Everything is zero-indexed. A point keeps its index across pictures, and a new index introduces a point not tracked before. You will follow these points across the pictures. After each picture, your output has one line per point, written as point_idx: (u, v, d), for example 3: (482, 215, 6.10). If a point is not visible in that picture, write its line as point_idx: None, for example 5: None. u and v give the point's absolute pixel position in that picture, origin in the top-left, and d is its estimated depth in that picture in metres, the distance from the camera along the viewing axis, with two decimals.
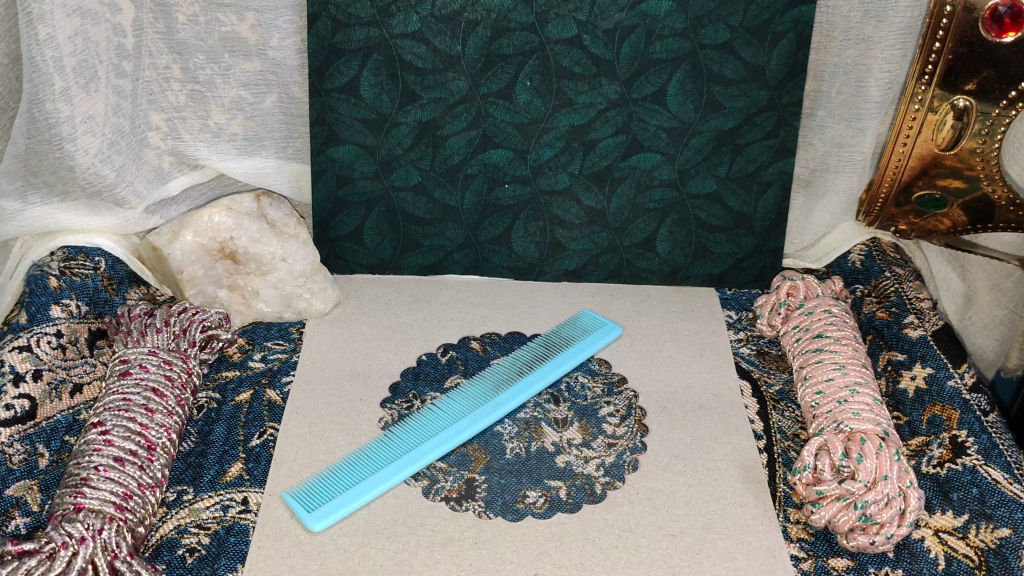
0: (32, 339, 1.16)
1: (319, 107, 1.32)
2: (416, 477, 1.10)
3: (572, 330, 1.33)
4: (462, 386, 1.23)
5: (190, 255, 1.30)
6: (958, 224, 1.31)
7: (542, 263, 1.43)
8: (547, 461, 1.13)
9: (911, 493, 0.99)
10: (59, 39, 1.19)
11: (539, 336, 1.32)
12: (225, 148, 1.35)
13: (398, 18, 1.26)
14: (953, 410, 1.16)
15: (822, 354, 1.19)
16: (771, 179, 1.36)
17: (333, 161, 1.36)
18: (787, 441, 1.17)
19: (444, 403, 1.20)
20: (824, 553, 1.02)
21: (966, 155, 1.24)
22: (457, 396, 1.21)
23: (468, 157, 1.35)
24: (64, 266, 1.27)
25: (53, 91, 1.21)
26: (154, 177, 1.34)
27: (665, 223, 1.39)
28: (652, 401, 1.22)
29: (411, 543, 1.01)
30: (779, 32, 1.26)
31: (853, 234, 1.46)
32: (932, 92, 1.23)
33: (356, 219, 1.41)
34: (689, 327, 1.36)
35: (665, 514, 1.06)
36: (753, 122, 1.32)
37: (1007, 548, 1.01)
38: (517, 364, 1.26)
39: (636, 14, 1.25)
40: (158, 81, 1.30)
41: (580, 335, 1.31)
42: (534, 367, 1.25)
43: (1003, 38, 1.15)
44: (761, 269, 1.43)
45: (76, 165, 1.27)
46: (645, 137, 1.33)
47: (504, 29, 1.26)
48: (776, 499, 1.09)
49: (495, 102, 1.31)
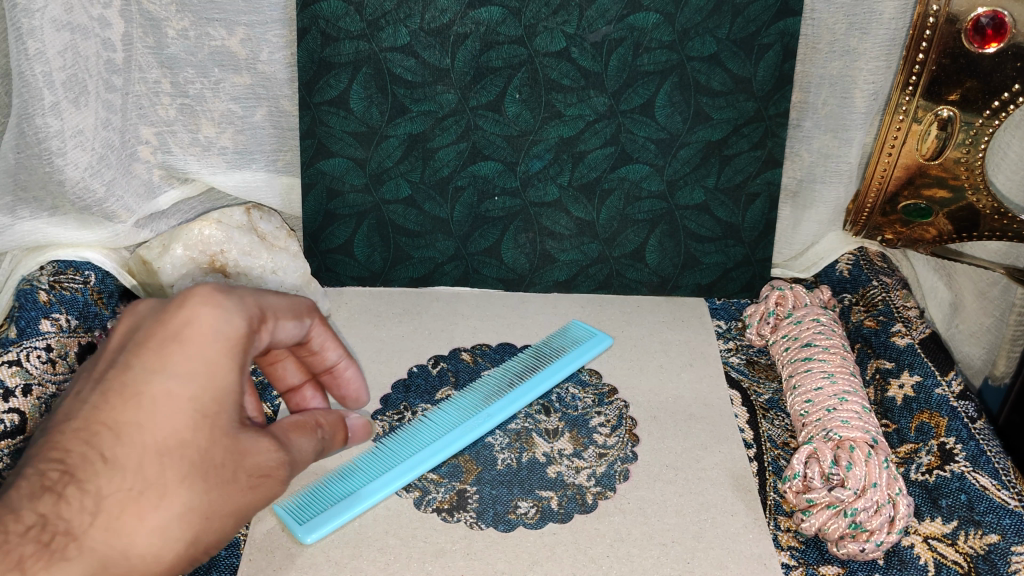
0: (22, 353, 1.16)
1: (309, 120, 1.33)
2: (407, 488, 1.10)
3: (562, 341, 1.33)
4: (451, 398, 1.24)
5: (180, 269, 1.31)
6: (944, 233, 1.32)
7: (532, 274, 1.44)
8: (539, 471, 1.13)
9: (899, 500, 1.00)
10: (48, 54, 1.19)
11: (529, 347, 1.33)
12: (215, 161, 1.37)
13: (387, 32, 1.27)
14: (940, 417, 1.17)
15: (811, 362, 1.19)
16: (759, 190, 1.37)
17: (323, 174, 1.37)
18: (776, 449, 1.18)
19: (433, 415, 1.20)
20: (815, 561, 1.03)
21: (950, 165, 1.25)
22: (448, 407, 1.21)
23: (458, 169, 1.36)
24: (54, 280, 1.26)
25: (43, 105, 1.22)
26: (145, 191, 1.35)
27: (654, 233, 1.40)
28: (642, 412, 1.23)
29: (401, 555, 1.01)
30: (765, 44, 1.27)
31: (841, 243, 1.47)
32: (916, 103, 1.24)
33: (347, 231, 1.41)
34: (679, 337, 1.37)
35: (655, 523, 1.06)
36: (740, 133, 1.33)
37: (996, 554, 1.01)
38: (508, 375, 1.26)
39: (624, 26, 1.25)
40: (149, 95, 1.31)
41: (571, 345, 1.32)
42: (524, 378, 1.25)
43: (986, 49, 1.16)
44: (750, 278, 1.44)
45: (65, 180, 1.27)
46: (634, 149, 1.33)
47: (492, 42, 1.27)
48: (766, 507, 1.09)
49: (484, 115, 1.32)
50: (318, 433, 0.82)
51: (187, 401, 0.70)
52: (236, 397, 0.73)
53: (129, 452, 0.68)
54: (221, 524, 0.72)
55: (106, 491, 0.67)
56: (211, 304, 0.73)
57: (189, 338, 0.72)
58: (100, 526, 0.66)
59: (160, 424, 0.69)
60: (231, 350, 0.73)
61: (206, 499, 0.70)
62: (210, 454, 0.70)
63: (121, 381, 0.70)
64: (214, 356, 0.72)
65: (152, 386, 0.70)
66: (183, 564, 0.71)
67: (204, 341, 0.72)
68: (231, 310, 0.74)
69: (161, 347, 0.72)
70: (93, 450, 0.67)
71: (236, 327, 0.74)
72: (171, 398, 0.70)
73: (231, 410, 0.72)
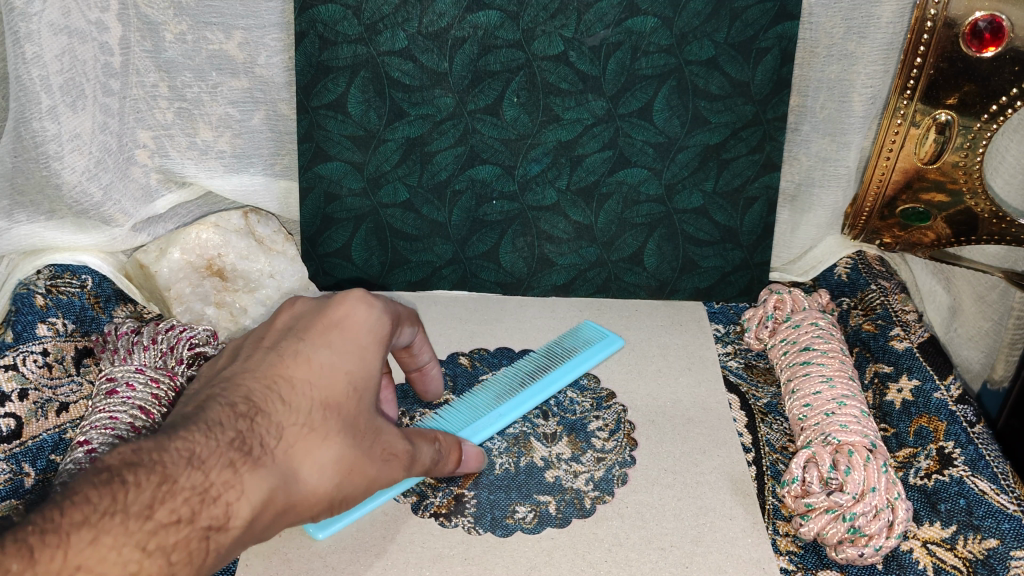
0: (18, 357, 1.16)
1: (307, 124, 1.33)
2: (404, 493, 1.10)
3: (573, 342, 1.33)
4: (465, 395, 1.24)
5: (179, 272, 1.30)
6: (943, 237, 1.32)
7: (530, 278, 1.44)
8: (536, 475, 1.13)
9: (898, 504, 1.00)
10: (46, 58, 1.20)
11: (541, 347, 1.33)
12: (213, 165, 1.37)
13: (386, 35, 1.27)
14: (940, 422, 1.17)
15: (810, 366, 1.19)
16: (758, 194, 1.37)
17: (321, 177, 1.36)
18: (775, 453, 1.17)
19: (450, 410, 1.21)
20: (814, 565, 1.03)
21: (948, 169, 1.25)
22: (459, 405, 1.21)
23: (456, 173, 1.35)
24: (51, 284, 1.26)
25: (40, 109, 1.22)
26: (142, 195, 1.35)
27: (653, 237, 1.40)
28: (641, 416, 1.22)
29: (399, 559, 1.01)
30: (763, 48, 1.27)
31: (839, 247, 1.48)
32: (915, 106, 1.24)
33: (345, 235, 1.41)
34: (677, 340, 1.37)
35: (654, 527, 1.06)
36: (739, 137, 1.33)
37: (996, 558, 1.01)
38: (520, 373, 1.27)
39: (621, 31, 1.25)
40: (146, 99, 1.31)
41: (583, 346, 1.32)
42: (535, 378, 1.25)
43: (983, 53, 1.15)
44: (749, 282, 1.43)
45: (63, 183, 1.27)
46: (632, 153, 1.33)
47: (491, 46, 1.27)
48: (765, 512, 1.09)
49: (482, 118, 1.32)
50: (435, 444, 0.96)
51: (344, 374, 0.85)
52: (375, 382, 0.88)
53: (302, 400, 0.82)
54: (358, 479, 0.86)
55: (286, 426, 0.79)
56: (365, 302, 0.90)
57: (345, 325, 0.88)
58: (283, 448, 0.79)
59: (327, 387, 0.84)
60: (378, 341, 0.90)
61: (352, 453, 0.85)
62: (356, 420, 0.85)
63: (293, 346, 0.85)
64: (367, 344, 0.89)
65: (319, 355, 0.85)
66: (321, 506, 0.83)
67: (357, 327, 0.89)
68: (377, 311, 0.91)
69: (322, 330, 0.87)
70: (276, 394, 0.81)
71: (381, 324, 0.91)
72: (333, 368, 0.85)
73: (371, 394, 0.88)
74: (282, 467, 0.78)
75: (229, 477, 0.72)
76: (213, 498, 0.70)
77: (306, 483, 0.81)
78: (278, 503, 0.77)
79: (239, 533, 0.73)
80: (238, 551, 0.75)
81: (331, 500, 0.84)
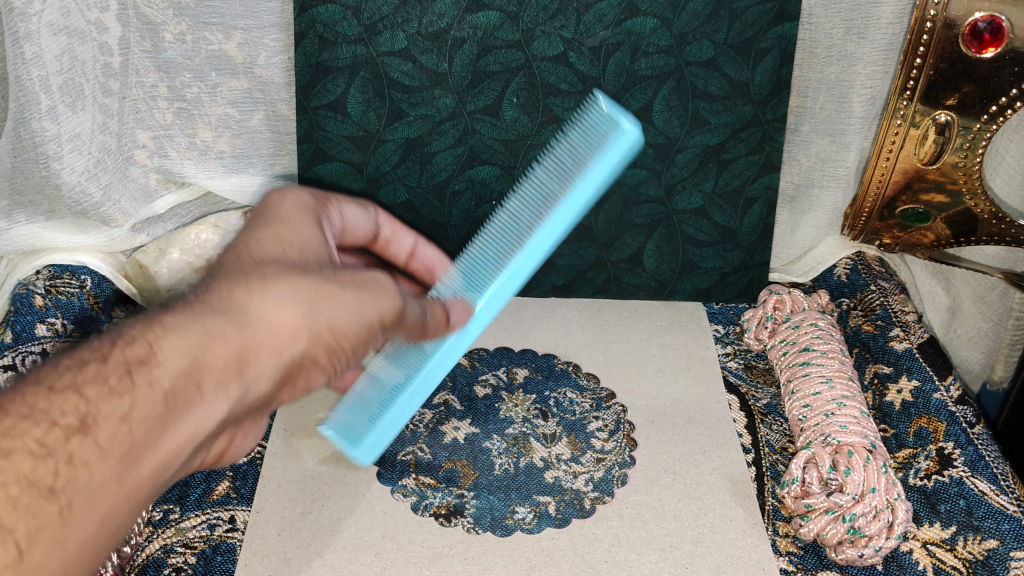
0: (18, 358, 1.16)
1: (307, 125, 1.33)
2: (404, 493, 1.10)
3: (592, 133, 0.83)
4: None
5: (178, 272, 1.32)
6: (942, 237, 1.32)
7: (530, 279, 1.43)
8: (536, 476, 1.13)
9: (898, 505, 1.00)
10: (45, 58, 1.19)
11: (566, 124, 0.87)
12: (212, 165, 1.37)
13: (385, 35, 1.27)
14: (940, 422, 1.17)
15: (810, 366, 1.19)
16: (757, 194, 1.37)
17: (321, 178, 1.36)
18: (775, 454, 1.18)
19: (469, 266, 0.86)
20: (813, 566, 1.03)
21: (948, 170, 1.25)
22: None
23: (456, 173, 1.35)
24: (50, 284, 1.26)
25: (40, 109, 1.21)
26: (141, 195, 1.36)
27: (653, 237, 1.40)
28: (640, 416, 1.22)
29: (399, 559, 1.01)
30: (762, 49, 1.27)
31: (839, 248, 1.47)
32: (915, 107, 1.24)
33: None
34: (676, 341, 1.36)
35: (653, 528, 1.06)
36: (738, 137, 1.33)
37: (995, 559, 1.02)
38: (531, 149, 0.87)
39: (621, 32, 1.25)
40: (145, 100, 1.31)
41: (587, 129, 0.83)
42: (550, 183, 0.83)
43: (983, 54, 1.15)
44: (748, 283, 1.43)
45: (62, 184, 1.27)
46: (632, 153, 1.33)
47: (490, 47, 1.27)
48: (765, 512, 1.09)
49: (482, 119, 1.32)
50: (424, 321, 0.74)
51: (277, 239, 0.66)
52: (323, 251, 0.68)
53: (233, 264, 0.61)
54: (342, 310, 0.61)
55: (213, 282, 0.58)
56: (285, 189, 0.75)
57: (263, 218, 0.69)
58: (216, 294, 0.56)
59: (260, 250, 0.64)
60: (311, 221, 0.71)
61: (310, 282, 0.60)
62: (306, 263, 0.63)
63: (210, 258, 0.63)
64: (297, 221, 0.70)
65: (249, 239, 0.65)
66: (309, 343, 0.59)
67: (278, 214, 0.70)
68: (298, 189, 0.75)
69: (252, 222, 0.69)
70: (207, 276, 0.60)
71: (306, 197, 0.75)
72: (263, 241, 0.65)
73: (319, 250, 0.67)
74: (209, 316, 0.55)
75: (154, 324, 0.53)
76: (130, 338, 0.51)
77: (265, 329, 0.57)
78: (230, 357, 0.54)
79: (193, 388, 0.52)
80: (199, 419, 0.52)
81: (316, 347, 0.60)
